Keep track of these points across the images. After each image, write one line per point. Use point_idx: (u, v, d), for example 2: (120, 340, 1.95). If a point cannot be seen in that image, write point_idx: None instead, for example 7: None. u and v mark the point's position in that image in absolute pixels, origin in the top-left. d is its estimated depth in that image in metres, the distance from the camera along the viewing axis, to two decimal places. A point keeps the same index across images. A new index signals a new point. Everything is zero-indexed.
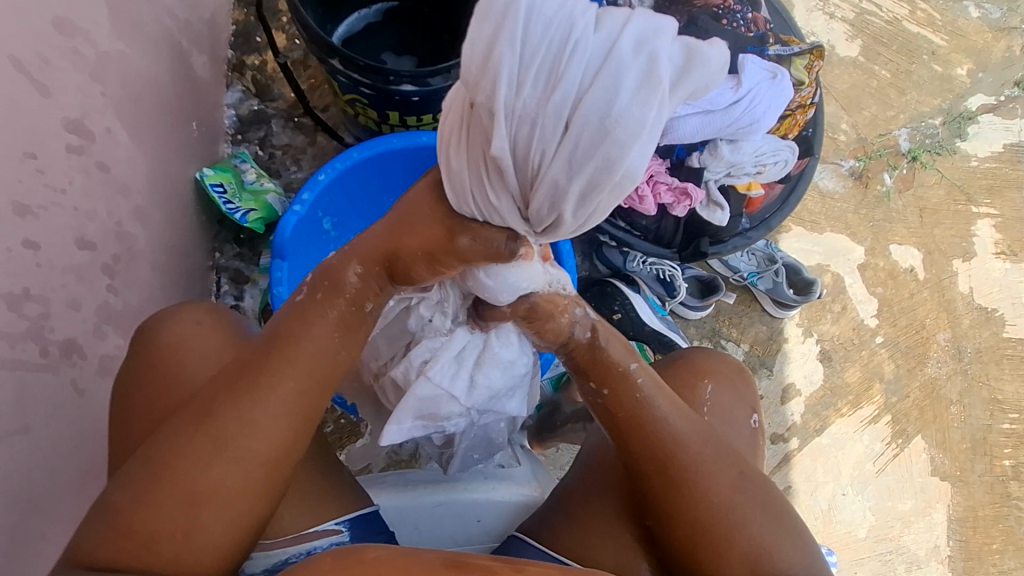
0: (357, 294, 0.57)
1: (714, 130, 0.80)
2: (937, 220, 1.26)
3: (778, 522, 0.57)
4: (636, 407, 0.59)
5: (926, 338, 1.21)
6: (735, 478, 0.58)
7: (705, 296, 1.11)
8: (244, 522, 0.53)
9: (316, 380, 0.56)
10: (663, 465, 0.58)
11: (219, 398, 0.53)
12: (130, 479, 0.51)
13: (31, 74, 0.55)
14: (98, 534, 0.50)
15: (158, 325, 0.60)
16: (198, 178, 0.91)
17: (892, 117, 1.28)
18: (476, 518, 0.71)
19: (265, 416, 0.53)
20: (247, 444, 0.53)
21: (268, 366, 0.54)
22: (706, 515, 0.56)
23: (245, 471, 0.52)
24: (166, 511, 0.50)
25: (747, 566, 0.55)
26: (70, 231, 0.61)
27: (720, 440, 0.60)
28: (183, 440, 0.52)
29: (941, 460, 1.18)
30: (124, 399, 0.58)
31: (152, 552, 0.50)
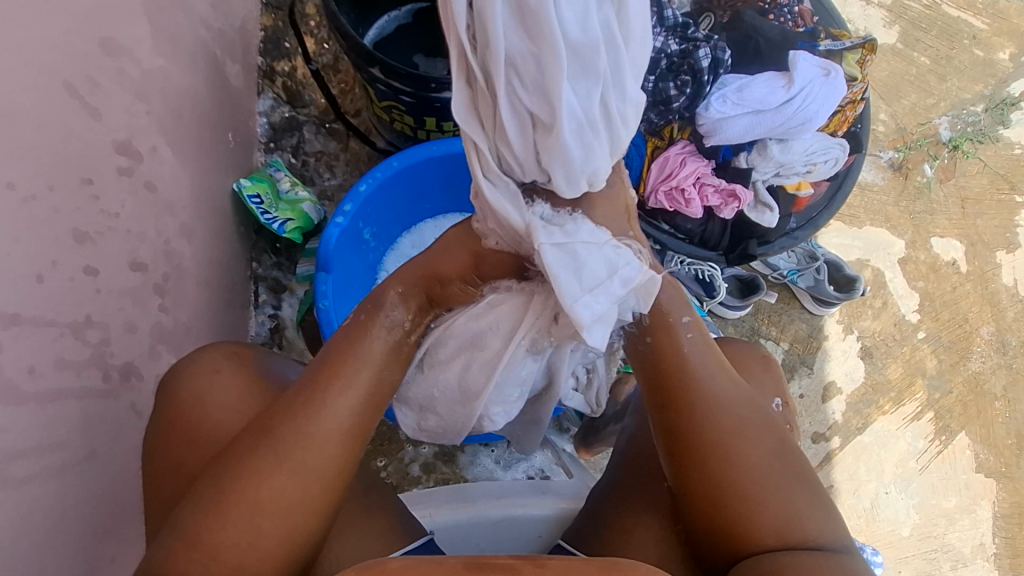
0: (392, 320, 0.56)
1: (764, 129, 0.78)
2: (979, 210, 1.23)
3: (816, 496, 0.54)
4: (677, 362, 0.57)
5: (969, 332, 1.19)
6: (773, 446, 0.55)
7: (745, 295, 1.09)
8: (302, 534, 0.52)
9: (368, 394, 0.55)
10: (697, 426, 0.56)
11: (277, 414, 0.53)
12: (196, 498, 0.51)
13: (83, 98, 0.54)
14: (168, 551, 0.50)
15: (183, 371, 0.60)
16: (236, 190, 0.91)
17: (932, 105, 1.24)
18: (537, 534, 0.71)
19: (323, 429, 0.53)
20: (304, 456, 0.52)
21: (322, 381, 0.54)
22: (737, 479, 0.54)
23: (303, 484, 0.52)
24: (232, 523, 0.50)
25: (775, 534, 0.52)
26: (123, 254, 0.61)
27: (761, 407, 0.58)
28: (246, 456, 0.52)
29: (985, 457, 1.16)
30: (164, 440, 0.58)
31: (220, 562, 0.49)
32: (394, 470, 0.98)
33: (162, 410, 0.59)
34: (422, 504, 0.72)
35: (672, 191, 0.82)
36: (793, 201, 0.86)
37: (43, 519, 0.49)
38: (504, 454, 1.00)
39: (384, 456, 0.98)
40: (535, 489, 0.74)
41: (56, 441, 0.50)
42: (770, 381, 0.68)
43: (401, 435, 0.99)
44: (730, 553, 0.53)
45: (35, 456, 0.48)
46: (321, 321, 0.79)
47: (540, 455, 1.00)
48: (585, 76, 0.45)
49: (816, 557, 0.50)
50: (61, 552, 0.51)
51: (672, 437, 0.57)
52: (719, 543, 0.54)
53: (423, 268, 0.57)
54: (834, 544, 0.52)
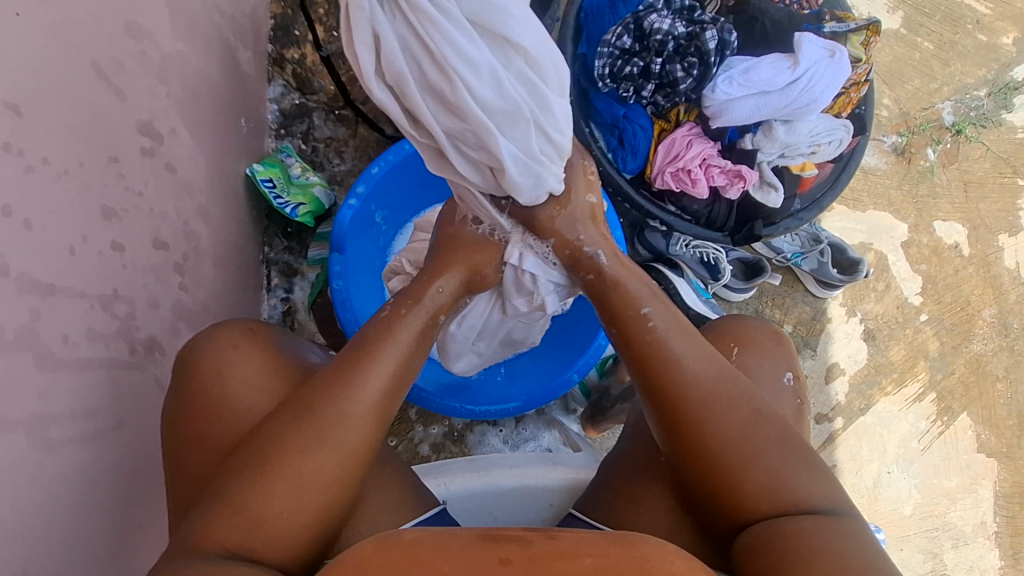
0: (434, 307, 0.61)
1: (770, 111, 0.80)
2: (982, 194, 1.24)
3: (803, 459, 0.55)
4: (648, 344, 0.59)
5: (971, 315, 1.20)
6: (748, 415, 0.56)
7: (750, 278, 1.10)
8: (336, 506, 0.54)
9: (399, 374, 0.58)
10: (672, 402, 0.57)
11: (318, 393, 0.55)
12: (237, 471, 0.52)
13: (109, 79, 0.55)
14: (209, 518, 0.51)
15: (202, 346, 0.61)
16: (249, 174, 0.93)
17: (935, 90, 1.25)
18: (548, 502, 0.73)
19: (362, 408, 0.55)
20: (345, 433, 0.54)
21: (360, 363, 0.56)
22: (719, 451, 0.55)
23: (342, 460, 0.54)
24: (275, 496, 0.51)
25: (764, 498, 0.54)
26: (147, 232, 0.63)
27: (735, 374, 0.59)
28: (288, 431, 0.53)
29: (986, 437, 1.17)
30: (196, 415, 0.59)
31: (261, 531, 0.51)
32: (405, 448, 1.00)
33: (189, 381, 0.60)
34: (435, 473, 0.74)
35: (679, 172, 0.84)
36: (798, 182, 0.87)
37: (78, 483, 0.51)
38: (512, 434, 1.02)
39: (396, 435, 1.00)
40: (546, 460, 0.76)
41: (88, 408, 0.52)
42: (781, 354, 0.69)
43: (411, 415, 1.01)
44: (729, 519, 0.55)
45: (70, 421, 0.50)
46: (336, 300, 0.82)
47: (548, 434, 1.02)
48: (514, 136, 0.52)
49: (816, 521, 0.52)
50: (94, 515, 0.53)
51: (656, 415, 0.58)
52: (716, 511, 0.56)
53: (466, 265, 0.63)
54: (825, 502, 0.54)
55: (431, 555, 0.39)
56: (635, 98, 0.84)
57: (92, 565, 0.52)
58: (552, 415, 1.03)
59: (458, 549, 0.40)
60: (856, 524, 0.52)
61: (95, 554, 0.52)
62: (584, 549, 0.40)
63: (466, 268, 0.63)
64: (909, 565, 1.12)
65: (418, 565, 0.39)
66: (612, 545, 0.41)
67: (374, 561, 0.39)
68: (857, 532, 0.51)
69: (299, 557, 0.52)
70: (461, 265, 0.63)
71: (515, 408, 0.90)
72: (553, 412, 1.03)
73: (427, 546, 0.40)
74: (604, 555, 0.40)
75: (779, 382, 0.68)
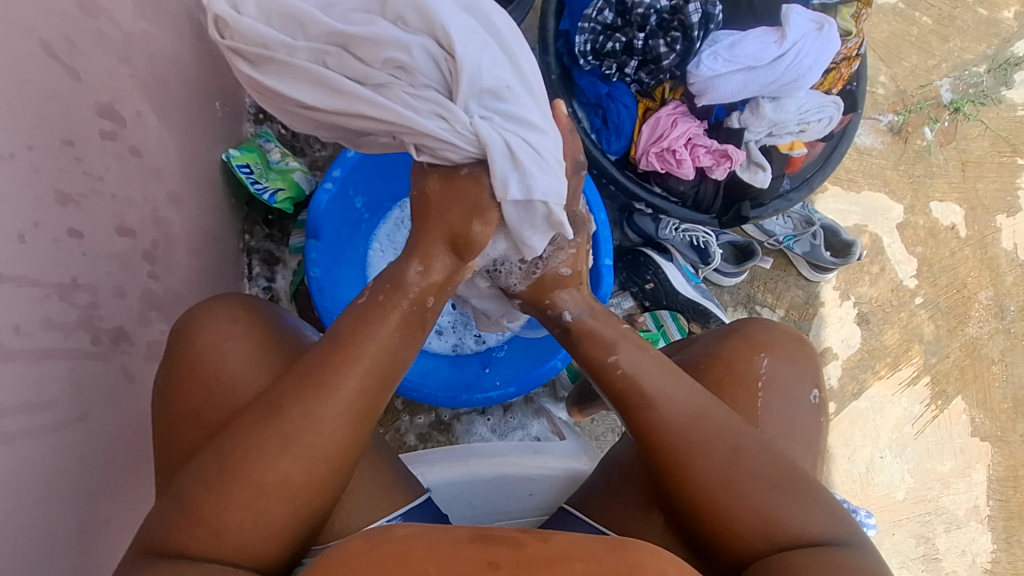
0: (421, 291, 0.57)
1: (757, 88, 0.78)
2: (980, 173, 1.21)
3: (793, 492, 0.53)
4: (623, 386, 0.59)
5: (967, 297, 1.18)
6: (727, 454, 0.55)
7: (740, 262, 1.08)
8: (306, 513, 0.52)
9: (379, 374, 0.54)
10: (658, 440, 0.56)
11: (287, 395, 0.52)
12: (200, 472, 0.51)
13: (61, 58, 0.53)
14: (171, 522, 0.49)
15: (190, 331, 0.60)
16: (225, 160, 0.90)
17: (933, 66, 1.21)
18: (528, 492, 0.72)
19: (335, 412, 0.52)
20: (312, 440, 0.51)
21: (331, 366, 0.53)
22: (706, 482, 0.54)
23: (310, 467, 0.51)
24: (236, 502, 0.49)
25: (758, 534, 0.52)
26: (110, 219, 0.61)
27: (717, 410, 0.57)
28: (253, 433, 0.51)
29: (981, 421, 1.16)
30: (175, 403, 0.58)
31: (223, 540, 0.49)
32: (392, 438, 0.99)
33: (170, 371, 0.59)
34: (416, 463, 0.74)
35: (663, 152, 0.81)
36: (787, 162, 0.85)
37: (35, 477, 0.50)
38: (499, 423, 1.01)
39: (382, 425, 0.99)
40: (528, 450, 0.76)
41: (45, 400, 0.51)
42: (802, 362, 0.66)
43: (397, 405, 1.00)
44: (724, 559, 0.53)
45: (24, 414, 0.48)
46: (312, 287, 0.80)
47: (536, 423, 1.01)
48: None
49: (813, 554, 0.50)
50: (56, 509, 0.52)
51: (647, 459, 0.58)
52: (714, 550, 0.54)
53: (443, 232, 0.57)
54: (824, 535, 0.52)
55: (418, 554, 0.37)
56: (619, 76, 0.82)
57: (52, 560, 0.51)
58: (540, 403, 1.01)
59: (448, 549, 0.38)
60: (856, 555, 0.50)
61: (56, 548, 0.52)
62: (576, 554, 0.38)
63: (445, 234, 0.57)
64: (901, 550, 1.11)
65: (406, 566, 0.37)
66: (605, 551, 0.39)
67: (361, 557, 0.37)
68: (857, 566, 0.48)
69: (269, 563, 0.51)
70: (438, 229, 0.57)
71: (500, 394, 0.88)
72: (542, 398, 1.02)
73: (416, 545, 0.38)
74: (595, 560, 0.38)
75: (808, 400, 0.65)
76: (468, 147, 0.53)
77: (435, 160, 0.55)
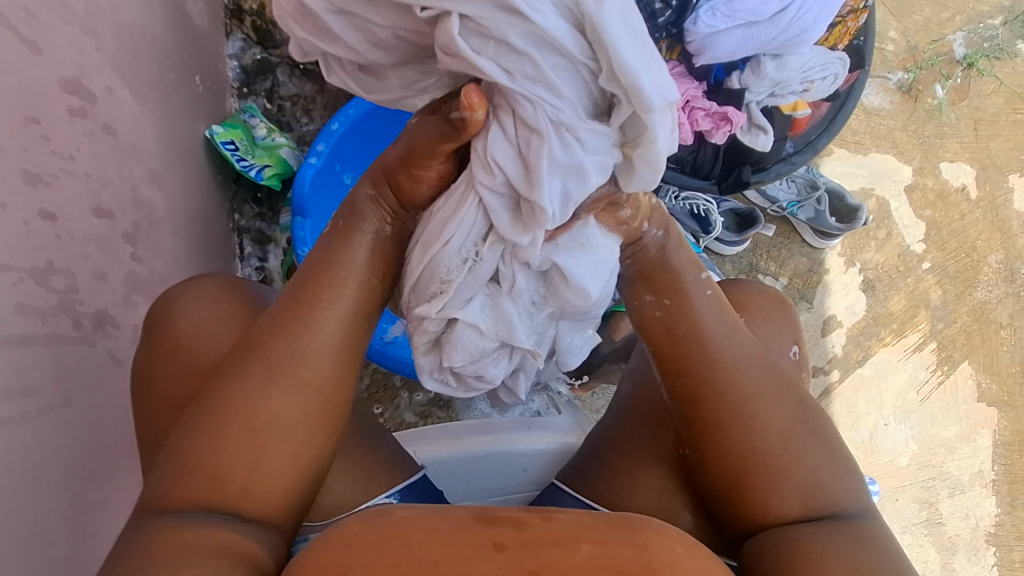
0: (369, 213, 0.53)
1: (758, 45, 0.72)
2: (993, 132, 1.17)
3: (837, 459, 0.52)
4: (691, 327, 0.55)
5: (976, 261, 1.15)
6: (794, 409, 0.53)
7: (742, 230, 1.05)
8: (307, 452, 0.49)
9: (360, 301, 0.53)
10: (720, 394, 0.53)
11: (263, 333, 0.51)
12: (184, 425, 0.48)
13: (19, 30, 0.50)
14: (168, 478, 0.47)
15: (168, 310, 0.58)
16: (208, 137, 0.87)
17: (946, 20, 1.16)
18: (523, 468, 0.72)
19: (316, 339, 0.50)
20: (297, 371, 0.49)
21: (305, 295, 0.51)
22: (760, 444, 0.52)
23: (300, 401, 0.49)
24: (229, 443, 0.47)
25: (798, 501, 0.50)
26: (85, 200, 0.59)
27: (777, 365, 0.55)
28: (234, 374, 0.49)
29: (988, 386, 1.14)
30: (156, 380, 0.57)
31: (227, 485, 0.47)
32: (390, 416, 0.98)
33: (151, 354, 0.58)
34: (412, 439, 0.73)
35: None
36: (789, 123, 0.84)
37: (23, 463, 0.49)
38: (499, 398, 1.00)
39: (381, 402, 0.98)
40: (522, 425, 0.75)
41: (25, 387, 0.50)
42: (785, 323, 0.65)
43: (396, 381, 0.99)
44: (745, 527, 0.52)
45: (5, 401, 0.48)
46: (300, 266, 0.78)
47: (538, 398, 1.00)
48: None
49: (845, 530, 0.49)
50: (46, 495, 0.51)
51: (690, 408, 0.54)
52: (735, 515, 0.52)
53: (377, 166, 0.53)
54: (855, 505, 0.51)
55: (419, 537, 0.37)
56: None
57: (45, 546, 0.51)
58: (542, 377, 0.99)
59: (449, 530, 0.37)
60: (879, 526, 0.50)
61: (50, 533, 0.51)
62: (580, 535, 0.37)
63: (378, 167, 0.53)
64: (904, 515, 1.10)
65: (408, 549, 0.36)
66: (612, 531, 0.38)
67: (360, 539, 0.37)
68: (880, 543, 0.48)
69: (282, 511, 0.48)
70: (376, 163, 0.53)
71: None
72: None
73: (416, 529, 0.37)
74: (603, 541, 0.37)
75: (786, 355, 0.63)
76: (571, 40, 0.40)
77: (506, 74, 0.42)
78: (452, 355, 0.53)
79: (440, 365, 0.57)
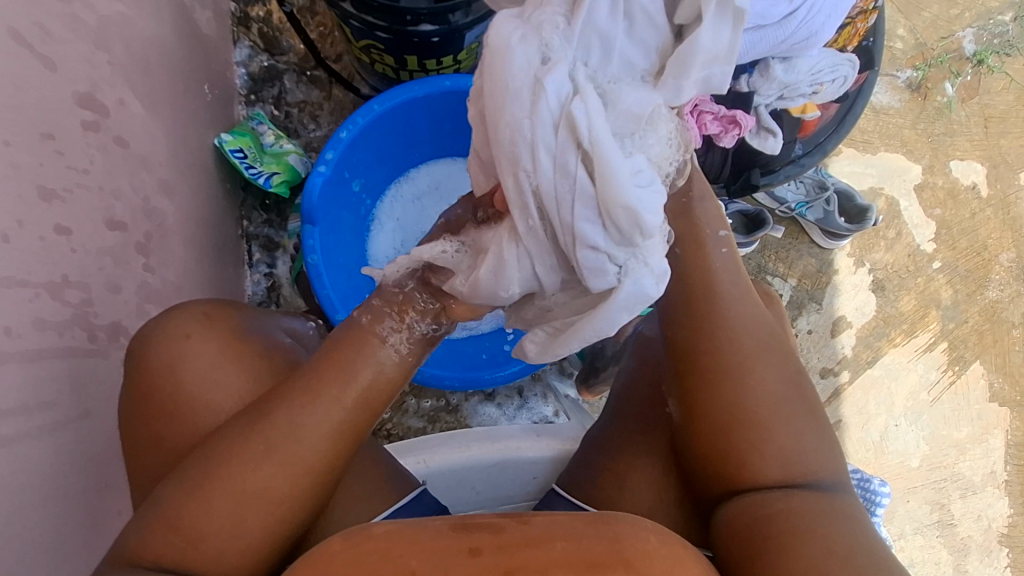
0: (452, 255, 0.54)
1: (768, 47, 0.70)
2: (1004, 129, 1.16)
3: (819, 429, 0.53)
4: (706, 282, 0.58)
5: (987, 260, 1.14)
6: (788, 376, 0.55)
7: (750, 232, 1.05)
8: (285, 526, 0.50)
9: (368, 393, 0.54)
10: (720, 348, 0.55)
11: (273, 402, 0.52)
12: (180, 479, 0.50)
13: (33, 47, 0.50)
14: (146, 529, 0.48)
15: (150, 339, 0.57)
16: (217, 145, 0.88)
17: (956, 16, 1.15)
18: (531, 476, 0.72)
19: (320, 422, 0.51)
20: (296, 450, 0.51)
21: (319, 376, 0.53)
22: (749, 403, 0.53)
23: (290, 478, 0.50)
24: (215, 508, 0.49)
25: (779, 465, 0.51)
26: (98, 213, 0.60)
27: (779, 336, 0.57)
28: (237, 441, 0.51)
29: (999, 386, 1.13)
30: (137, 415, 0.56)
31: (198, 549, 0.48)
32: (398, 422, 0.98)
33: (128, 389, 0.57)
34: (417, 446, 0.73)
35: None
36: (799, 125, 0.84)
37: (42, 476, 0.50)
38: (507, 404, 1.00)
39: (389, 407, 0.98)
40: (531, 432, 0.75)
41: (43, 400, 0.51)
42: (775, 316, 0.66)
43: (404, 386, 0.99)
44: (724, 491, 0.53)
45: (23, 415, 0.48)
46: (311, 274, 0.78)
47: (545, 404, 1.00)
48: None
49: (826, 499, 0.50)
50: (63, 507, 0.52)
51: (680, 367, 0.57)
52: (716, 478, 0.53)
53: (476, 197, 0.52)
54: (832, 476, 0.52)
55: (399, 548, 0.39)
56: None
57: (62, 559, 0.51)
58: (549, 380, 1.00)
59: (427, 539, 0.40)
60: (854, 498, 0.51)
61: (66, 545, 0.52)
62: (556, 533, 0.40)
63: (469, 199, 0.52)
64: (915, 516, 1.09)
65: (386, 561, 0.38)
66: (587, 526, 0.41)
67: (341, 554, 0.39)
68: (853, 513, 0.49)
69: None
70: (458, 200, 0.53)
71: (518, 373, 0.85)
72: (551, 376, 1.01)
73: (395, 540, 0.39)
74: (577, 537, 0.40)
75: None
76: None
77: None
78: (646, 108, 0.47)
79: (625, 159, 0.45)
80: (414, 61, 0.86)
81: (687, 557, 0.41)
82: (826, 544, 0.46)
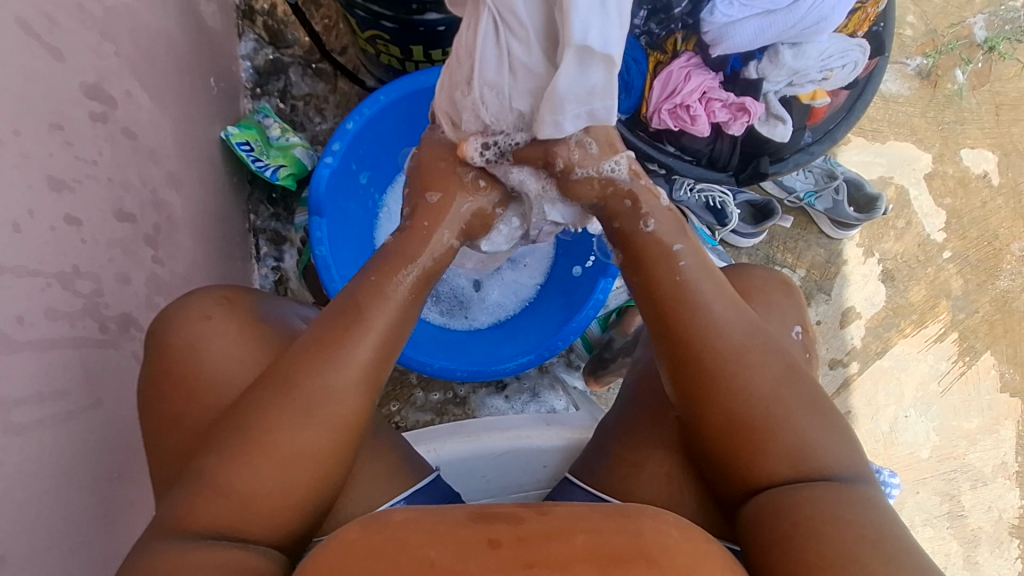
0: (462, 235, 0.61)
1: (777, 33, 0.74)
2: (1016, 116, 1.15)
3: (823, 421, 0.52)
4: (681, 281, 0.57)
5: (998, 249, 1.13)
6: (781, 371, 0.54)
7: (759, 222, 1.05)
8: (325, 483, 0.51)
9: (388, 337, 0.55)
10: (703, 351, 0.55)
11: (298, 365, 0.52)
12: (215, 448, 0.49)
13: (40, 36, 0.50)
14: (189, 499, 0.48)
15: (172, 319, 0.57)
16: (224, 138, 0.88)
17: (966, 3, 1.13)
18: (542, 464, 0.72)
19: (348, 379, 0.52)
20: (328, 407, 0.51)
21: (343, 334, 0.53)
22: (747, 401, 0.53)
23: (325, 436, 0.51)
24: (256, 472, 0.48)
25: (787, 462, 0.51)
26: (107, 204, 0.60)
27: (762, 329, 0.56)
28: (268, 407, 0.50)
29: (1011, 376, 1.12)
30: (159, 394, 0.56)
31: (245, 513, 0.48)
32: (407, 414, 0.98)
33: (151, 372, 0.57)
34: (427, 437, 0.73)
35: (676, 109, 0.80)
36: (808, 112, 0.83)
37: (56, 464, 0.50)
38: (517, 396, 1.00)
39: (397, 400, 0.98)
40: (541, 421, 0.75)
41: (56, 390, 0.51)
42: (791, 307, 0.66)
43: (411, 379, 0.99)
44: (739, 488, 0.53)
45: (36, 404, 0.48)
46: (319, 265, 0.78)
47: (555, 397, 1.00)
48: None
49: (841, 490, 0.49)
50: (76, 496, 0.52)
51: (667, 364, 0.56)
52: (728, 475, 0.53)
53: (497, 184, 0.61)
54: (848, 469, 0.51)
55: (417, 539, 0.38)
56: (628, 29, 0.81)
57: (78, 545, 0.52)
58: (557, 372, 1.01)
59: (445, 530, 0.39)
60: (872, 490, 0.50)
61: (80, 533, 0.52)
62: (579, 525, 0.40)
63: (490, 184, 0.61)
64: (926, 508, 1.09)
65: (406, 551, 0.38)
66: (608, 520, 0.41)
67: (359, 544, 0.38)
68: (874, 500, 0.49)
69: (293, 537, 0.50)
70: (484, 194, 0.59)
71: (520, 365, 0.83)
72: (558, 369, 1.01)
73: (413, 530, 0.39)
74: (599, 530, 0.40)
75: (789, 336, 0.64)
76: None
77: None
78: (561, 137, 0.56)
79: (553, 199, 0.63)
80: (420, 53, 0.86)
81: (710, 552, 0.41)
82: (847, 539, 0.45)
